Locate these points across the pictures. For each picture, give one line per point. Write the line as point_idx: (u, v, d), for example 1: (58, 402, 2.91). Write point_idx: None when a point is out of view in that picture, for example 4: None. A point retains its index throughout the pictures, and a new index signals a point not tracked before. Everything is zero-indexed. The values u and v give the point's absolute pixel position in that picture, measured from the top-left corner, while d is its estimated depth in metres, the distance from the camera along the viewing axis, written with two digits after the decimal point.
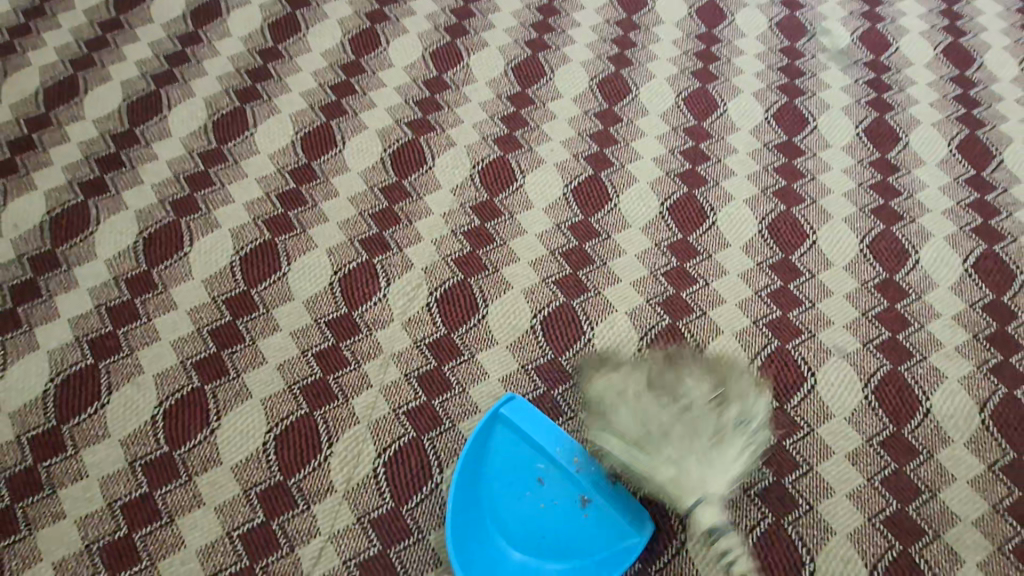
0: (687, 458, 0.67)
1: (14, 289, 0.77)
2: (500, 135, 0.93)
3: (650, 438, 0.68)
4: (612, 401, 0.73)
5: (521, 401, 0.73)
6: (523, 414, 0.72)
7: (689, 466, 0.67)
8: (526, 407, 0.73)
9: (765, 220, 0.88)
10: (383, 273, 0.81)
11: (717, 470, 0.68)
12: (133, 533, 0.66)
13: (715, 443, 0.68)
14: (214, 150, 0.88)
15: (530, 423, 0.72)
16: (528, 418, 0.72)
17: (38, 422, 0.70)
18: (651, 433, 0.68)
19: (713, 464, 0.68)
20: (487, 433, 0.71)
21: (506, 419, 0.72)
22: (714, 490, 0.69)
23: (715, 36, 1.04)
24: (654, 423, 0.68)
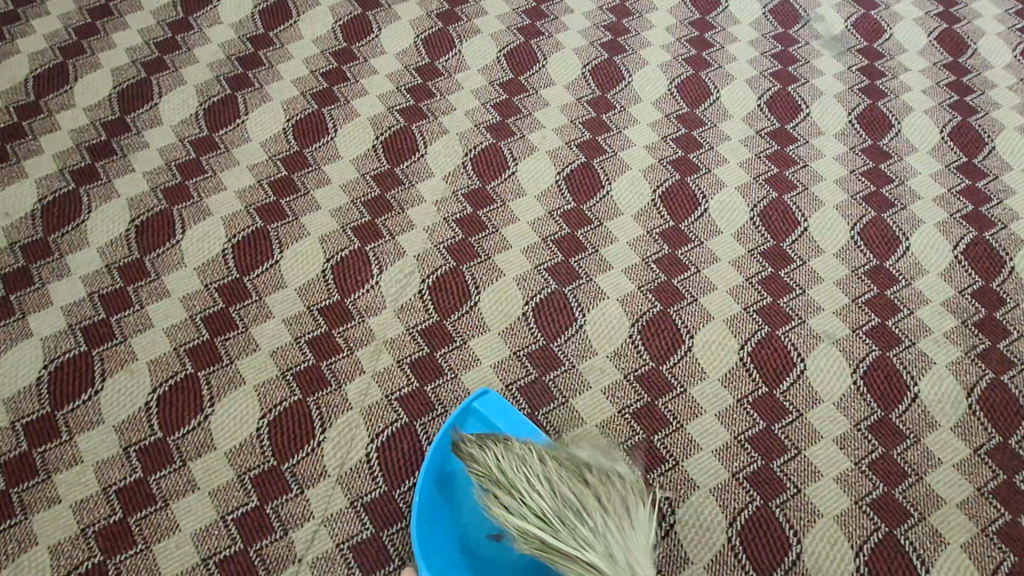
0: (604, 534, 0.61)
1: (6, 277, 0.77)
2: (493, 123, 0.93)
3: (563, 516, 0.62)
4: (503, 479, 0.65)
5: (494, 396, 0.72)
6: (495, 408, 0.71)
7: (613, 544, 0.61)
8: (499, 402, 0.71)
9: (756, 208, 0.89)
10: (375, 261, 0.81)
11: (637, 538, 0.62)
12: (128, 517, 0.66)
13: (626, 512, 0.63)
14: (205, 137, 0.88)
15: (503, 417, 0.71)
16: (501, 413, 0.71)
17: (32, 408, 0.70)
18: (564, 512, 0.63)
19: (631, 532, 0.62)
20: (459, 426, 0.71)
21: (478, 413, 0.71)
22: (643, 565, 0.61)
23: (709, 23, 1.04)
24: (568, 494, 0.63)
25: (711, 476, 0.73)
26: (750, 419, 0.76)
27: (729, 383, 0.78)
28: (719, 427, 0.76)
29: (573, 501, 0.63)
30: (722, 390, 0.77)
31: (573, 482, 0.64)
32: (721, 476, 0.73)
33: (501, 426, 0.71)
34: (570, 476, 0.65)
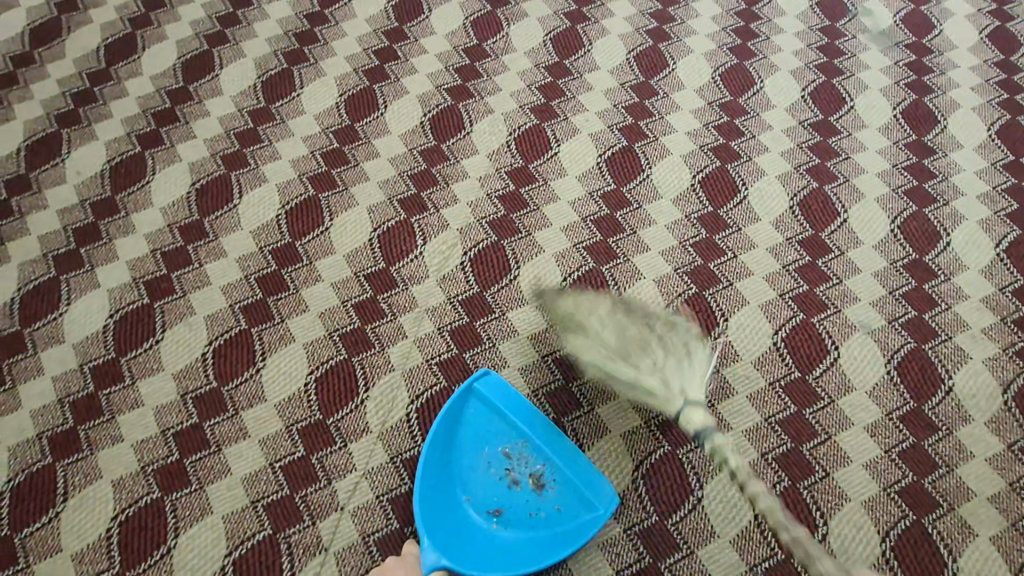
0: (664, 366, 0.73)
1: (77, 231, 0.82)
2: (537, 104, 0.95)
3: (624, 348, 0.75)
4: (581, 319, 0.79)
5: (497, 377, 0.74)
6: (497, 389, 0.73)
7: (670, 375, 0.72)
8: (500, 383, 0.74)
9: (796, 197, 0.89)
10: (420, 232, 0.84)
11: (692, 374, 0.72)
12: (184, 459, 0.71)
13: (684, 355, 0.74)
14: (262, 108, 0.92)
15: (504, 398, 0.73)
16: (502, 394, 0.73)
17: (99, 353, 0.75)
18: (627, 347, 0.75)
19: (688, 368, 0.72)
20: (461, 406, 0.73)
21: (480, 393, 0.73)
22: (695, 394, 0.70)
23: (755, 13, 1.04)
24: (630, 335, 0.76)
25: (739, 455, 0.75)
26: (781, 402, 0.77)
27: (762, 367, 0.79)
28: (749, 408, 0.77)
29: (626, 320, 0.78)
30: (755, 373, 0.78)
31: (625, 324, 0.78)
32: (750, 456, 0.75)
33: (501, 407, 0.73)
34: (620, 326, 0.78)
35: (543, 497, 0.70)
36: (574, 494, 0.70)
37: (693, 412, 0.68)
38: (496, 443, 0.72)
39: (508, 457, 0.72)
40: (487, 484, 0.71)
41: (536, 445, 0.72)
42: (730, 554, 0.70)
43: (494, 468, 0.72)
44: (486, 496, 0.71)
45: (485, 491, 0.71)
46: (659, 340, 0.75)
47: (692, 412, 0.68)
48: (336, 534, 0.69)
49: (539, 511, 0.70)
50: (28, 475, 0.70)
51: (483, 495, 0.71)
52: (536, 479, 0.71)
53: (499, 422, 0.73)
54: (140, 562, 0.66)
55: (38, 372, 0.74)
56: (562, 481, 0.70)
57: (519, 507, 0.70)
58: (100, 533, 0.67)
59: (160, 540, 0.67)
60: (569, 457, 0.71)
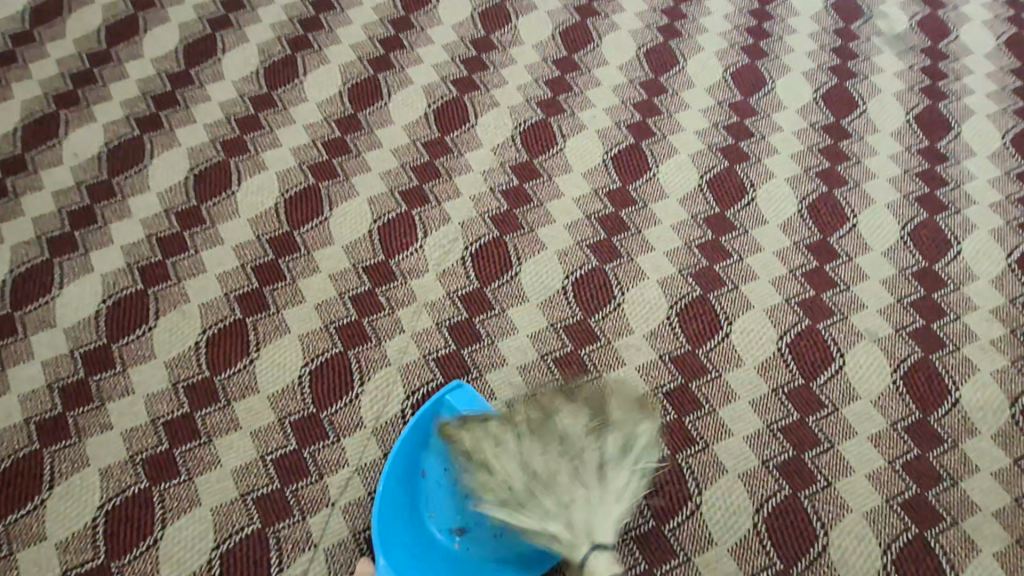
0: (572, 503, 0.56)
1: (71, 215, 0.81)
2: (543, 99, 0.93)
3: (529, 489, 0.57)
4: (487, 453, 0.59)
5: (468, 389, 0.70)
6: (468, 402, 0.70)
7: (575, 518, 0.56)
8: (472, 397, 0.70)
9: (806, 200, 0.87)
10: (420, 225, 0.83)
11: (608, 513, 0.56)
12: (174, 449, 0.69)
13: (598, 478, 0.57)
14: (264, 95, 0.90)
15: (476, 413, 0.70)
16: (474, 409, 0.70)
17: (90, 339, 0.74)
18: (530, 486, 0.57)
19: (600, 507, 0.56)
20: (430, 419, 0.70)
21: (451, 406, 0.70)
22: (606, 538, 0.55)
23: (768, 13, 1.03)
24: (539, 466, 0.57)
25: (740, 462, 0.73)
26: (784, 410, 0.76)
27: (765, 372, 0.77)
28: (752, 415, 0.75)
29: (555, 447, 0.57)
30: (758, 378, 0.77)
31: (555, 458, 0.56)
32: (750, 463, 0.73)
33: None
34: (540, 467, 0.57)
35: None
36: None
37: (599, 558, 0.55)
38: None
39: None
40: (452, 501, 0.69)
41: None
42: (728, 562, 0.69)
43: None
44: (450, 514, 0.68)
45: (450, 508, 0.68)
46: (580, 469, 0.57)
47: (597, 558, 0.55)
48: (327, 530, 0.67)
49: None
50: (14, 461, 0.68)
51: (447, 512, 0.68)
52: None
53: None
54: (125, 553, 0.65)
55: (28, 356, 0.73)
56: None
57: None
58: (86, 522, 0.66)
59: (147, 531, 0.66)
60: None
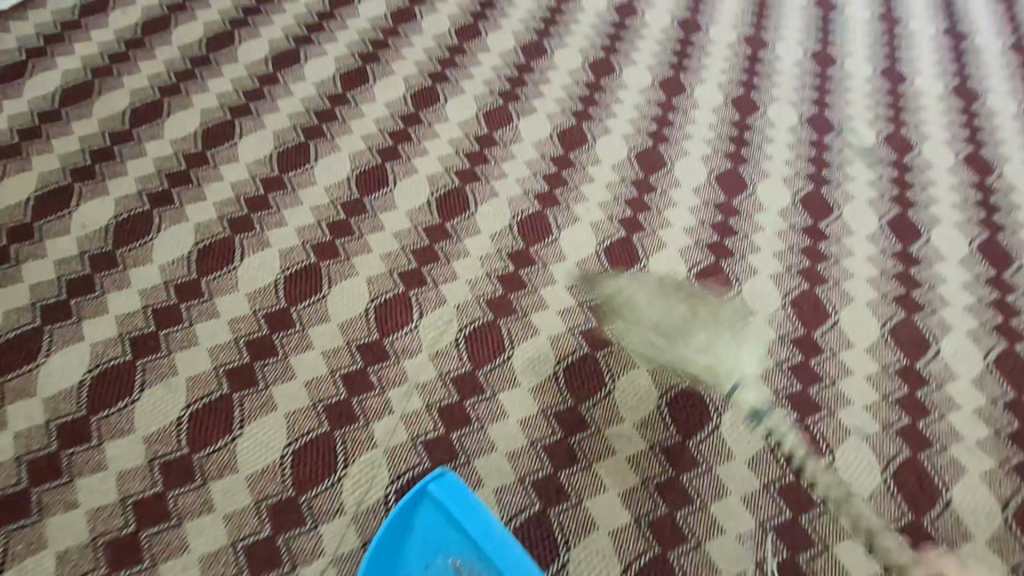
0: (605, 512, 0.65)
1: (70, 283, 0.81)
2: (540, 191, 0.99)
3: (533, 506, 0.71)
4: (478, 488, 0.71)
5: (451, 478, 0.69)
6: (450, 491, 0.68)
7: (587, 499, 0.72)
8: (457, 485, 0.69)
9: (788, 296, 0.91)
10: (417, 305, 0.85)
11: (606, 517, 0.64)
12: (141, 531, 0.65)
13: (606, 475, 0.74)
14: (276, 177, 0.95)
15: (459, 502, 0.68)
16: (456, 497, 0.68)
17: (69, 410, 0.72)
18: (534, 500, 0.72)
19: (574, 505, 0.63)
20: (411, 511, 0.68)
21: (433, 496, 0.69)
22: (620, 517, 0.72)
23: (748, 124, 1.12)
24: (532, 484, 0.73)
25: (733, 563, 0.70)
26: (776, 507, 0.74)
27: (757, 468, 0.76)
28: (745, 512, 0.73)
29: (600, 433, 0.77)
30: (749, 474, 0.76)
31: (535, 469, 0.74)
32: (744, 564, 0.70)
33: (455, 512, 0.68)
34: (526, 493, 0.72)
35: None
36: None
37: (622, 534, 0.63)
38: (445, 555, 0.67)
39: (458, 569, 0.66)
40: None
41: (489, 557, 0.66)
42: None
43: None
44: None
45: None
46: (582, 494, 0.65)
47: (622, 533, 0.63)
48: None
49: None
50: None
51: None
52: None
53: (451, 529, 0.68)
54: None
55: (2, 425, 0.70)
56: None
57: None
58: None
59: None
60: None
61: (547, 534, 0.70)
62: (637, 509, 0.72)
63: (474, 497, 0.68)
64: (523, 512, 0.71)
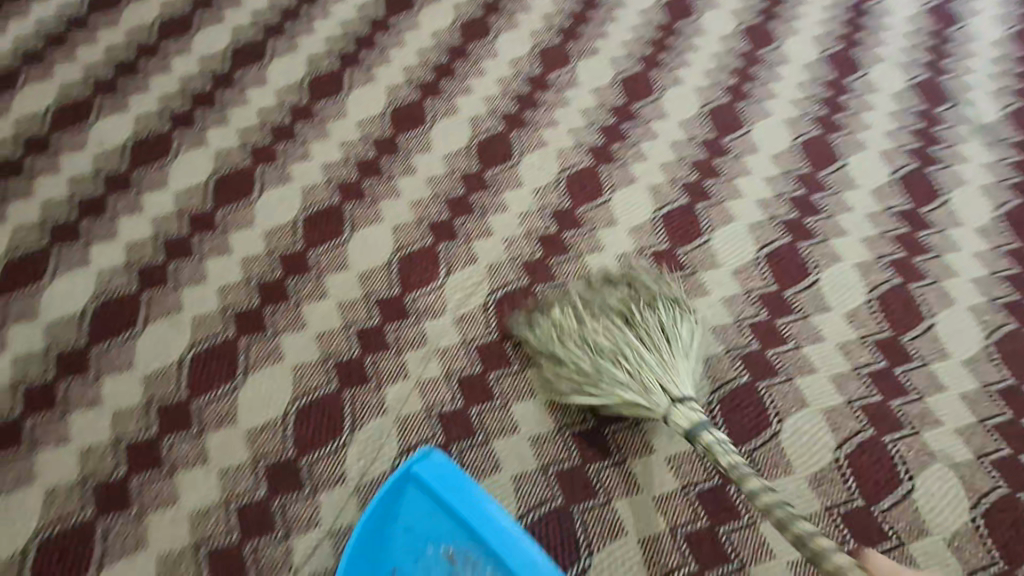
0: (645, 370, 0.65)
1: (82, 203, 0.76)
2: (595, 145, 0.87)
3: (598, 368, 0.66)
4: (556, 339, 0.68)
5: (439, 457, 0.62)
6: (437, 472, 0.61)
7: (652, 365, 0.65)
8: (446, 466, 0.62)
9: (875, 291, 0.77)
10: (445, 261, 0.76)
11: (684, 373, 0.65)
12: (130, 477, 0.61)
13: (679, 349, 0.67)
14: (304, 106, 0.86)
15: (450, 486, 0.61)
16: (445, 479, 0.61)
17: (70, 339, 0.67)
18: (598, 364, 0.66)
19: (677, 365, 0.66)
20: (398, 494, 0.62)
21: (420, 478, 0.62)
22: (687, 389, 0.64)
23: (846, 86, 0.95)
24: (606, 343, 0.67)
25: None
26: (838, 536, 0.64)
27: (819, 487, 0.66)
28: None
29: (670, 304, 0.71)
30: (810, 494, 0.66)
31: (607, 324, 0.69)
32: None
33: (445, 496, 0.61)
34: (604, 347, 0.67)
35: None
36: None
37: (681, 411, 0.62)
38: (435, 545, 0.61)
39: (451, 561, 0.61)
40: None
41: (484, 546, 0.60)
42: None
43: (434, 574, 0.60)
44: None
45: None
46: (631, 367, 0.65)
47: (680, 411, 0.62)
48: None
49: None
50: None
51: None
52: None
53: (441, 515, 0.62)
54: None
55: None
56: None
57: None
58: (16, 550, 0.57)
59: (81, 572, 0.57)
60: (529, 564, 0.57)
61: (568, 532, 0.62)
62: (674, 517, 0.63)
63: (465, 479, 0.61)
64: (544, 506, 0.63)
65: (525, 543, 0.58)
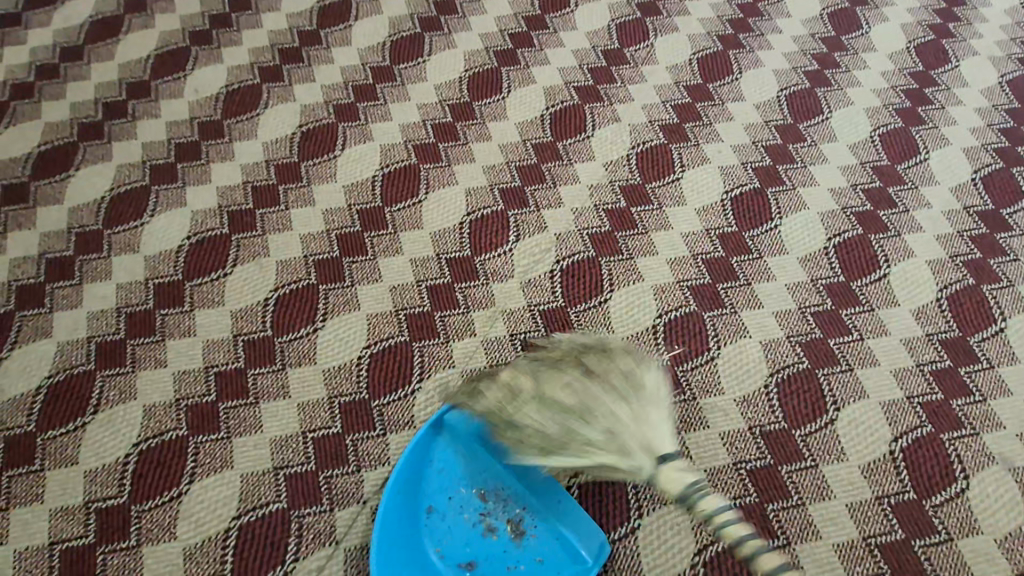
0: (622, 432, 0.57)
1: (179, 147, 0.81)
2: (668, 123, 0.87)
3: (567, 428, 0.58)
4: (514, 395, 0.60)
5: (470, 407, 0.65)
6: (469, 419, 0.64)
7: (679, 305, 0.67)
8: (476, 414, 0.65)
9: (946, 290, 0.76)
10: (514, 227, 0.78)
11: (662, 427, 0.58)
12: (219, 402, 0.66)
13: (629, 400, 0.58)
14: (385, 68, 0.89)
15: (479, 431, 0.64)
16: (477, 427, 0.64)
17: (167, 272, 0.73)
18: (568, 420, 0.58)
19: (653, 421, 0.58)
20: (431, 439, 0.64)
21: (452, 425, 0.64)
22: (664, 445, 0.57)
23: (932, 78, 0.92)
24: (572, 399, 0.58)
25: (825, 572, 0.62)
26: (886, 524, 0.64)
27: (871, 476, 0.66)
28: (847, 521, 0.64)
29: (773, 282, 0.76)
30: (861, 481, 0.66)
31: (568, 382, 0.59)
32: None
33: (476, 441, 0.64)
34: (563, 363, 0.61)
35: (522, 546, 0.62)
36: (559, 544, 0.61)
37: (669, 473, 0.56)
38: (468, 485, 0.63)
39: (483, 500, 0.63)
40: (458, 534, 0.62)
41: (514, 486, 0.63)
42: None
43: (466, 514, 0.63)
44: (457, 547, 0.62)
45: (456, 539, 0.62)
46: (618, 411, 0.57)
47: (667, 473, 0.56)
48: (351, 527, 0.62)
49: (518, 563, 0.61)
50: (68, 375, 0.67)
51: (454, 543, 0.62)
52: (514, 525, 0.62)
53: (474, 458, 0.64)
54: (148, 500, 0.62)
55: (106, 275, 0.72)
56: (543, 527, 0.62)
57: (494, 558, 0.61)
58: (119, 456, 0.63)
59: (174, 481, 0.63)
60: (559, 504, 0.62)
61: (620, 493, 0.65)
62: (722, 490, 0.65)
63: None
64: None
65: (553, 485, 0.63)
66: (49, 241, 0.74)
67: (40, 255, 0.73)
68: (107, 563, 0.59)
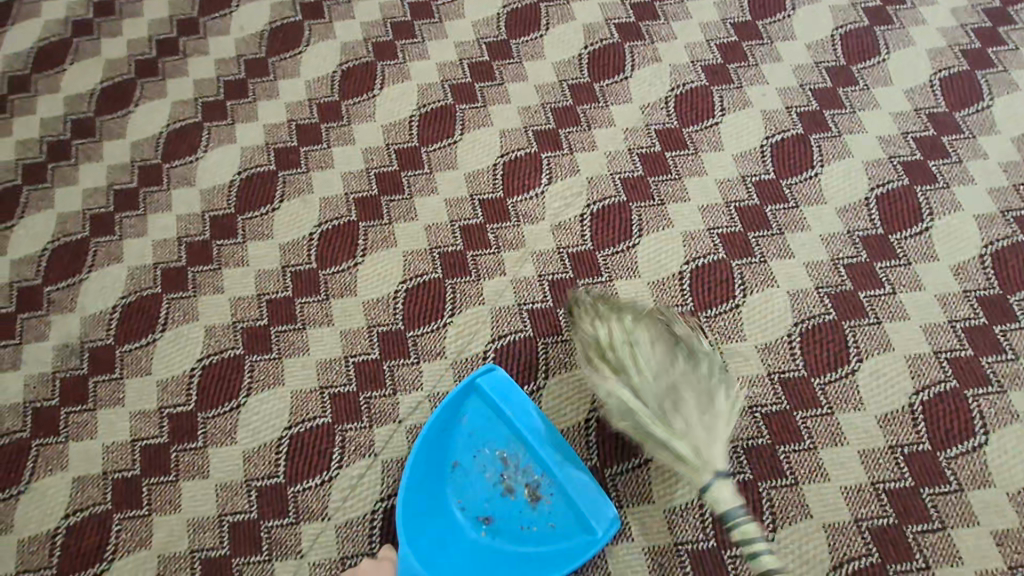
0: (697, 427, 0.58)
1: (227, 84, 0.84)
2: (711, 64, 0.84)
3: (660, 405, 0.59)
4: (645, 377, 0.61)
5: (501, 375, 0.68)
6: (498, 386, 0.67)
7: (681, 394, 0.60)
8: (505, 382, 0.68)
9: (992, 246, 0.74)
10: (547, 170, 0.79)
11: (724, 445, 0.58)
12: (271, 326, 0.72)
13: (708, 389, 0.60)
14: (423, 4, 0.88)
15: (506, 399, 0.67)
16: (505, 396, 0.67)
17: (221, 206, 0.78)
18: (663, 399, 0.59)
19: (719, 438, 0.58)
20: (460, 402, 0.68)
21: (482, 391, 0.68)
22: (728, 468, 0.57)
23: (1009, 16, 0.84)
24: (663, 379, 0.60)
25: (828, 511, 0.65)
26: (897, 471, 0.66)
27: (887, 425, 0.68)
28: (857, 466, 0.67)
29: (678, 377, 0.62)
30: (876, 430, 0.68)
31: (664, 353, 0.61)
32: (840, 517, 0.65)
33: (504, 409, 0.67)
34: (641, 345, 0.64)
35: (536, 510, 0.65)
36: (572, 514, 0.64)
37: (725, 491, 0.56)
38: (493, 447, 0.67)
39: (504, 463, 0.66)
40: (479, 488, 0.66)
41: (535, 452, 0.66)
42: None
43: (489, 472, 0.66)
44: (478, 501, 0.66)
45: (477, 494, 0.66)
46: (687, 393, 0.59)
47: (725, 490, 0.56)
48: (389, 443, 0.68)
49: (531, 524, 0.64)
50: (137, 297, 0.74)
51: (475, 499, 0.66)
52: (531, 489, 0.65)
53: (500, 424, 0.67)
54: (212, 408, 0.70)
55: (166, 207, 0.78)
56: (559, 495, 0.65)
57: (509, 516, 0.65)
58: (186, 369, 0.71)
59: (233, 394, 0.70)
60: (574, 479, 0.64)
61: None
62: (736, 431, 0.68)
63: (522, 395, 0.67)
64: None
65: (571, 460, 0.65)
66: (115, 174, 0.80)
67: (108, 186, 0.79)
68: (180, 460, 0.68)
